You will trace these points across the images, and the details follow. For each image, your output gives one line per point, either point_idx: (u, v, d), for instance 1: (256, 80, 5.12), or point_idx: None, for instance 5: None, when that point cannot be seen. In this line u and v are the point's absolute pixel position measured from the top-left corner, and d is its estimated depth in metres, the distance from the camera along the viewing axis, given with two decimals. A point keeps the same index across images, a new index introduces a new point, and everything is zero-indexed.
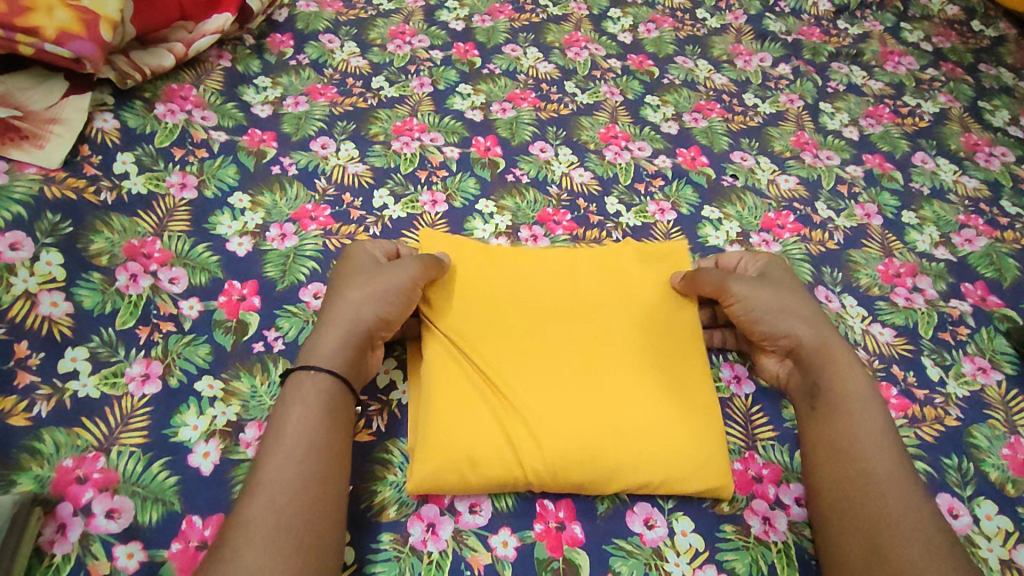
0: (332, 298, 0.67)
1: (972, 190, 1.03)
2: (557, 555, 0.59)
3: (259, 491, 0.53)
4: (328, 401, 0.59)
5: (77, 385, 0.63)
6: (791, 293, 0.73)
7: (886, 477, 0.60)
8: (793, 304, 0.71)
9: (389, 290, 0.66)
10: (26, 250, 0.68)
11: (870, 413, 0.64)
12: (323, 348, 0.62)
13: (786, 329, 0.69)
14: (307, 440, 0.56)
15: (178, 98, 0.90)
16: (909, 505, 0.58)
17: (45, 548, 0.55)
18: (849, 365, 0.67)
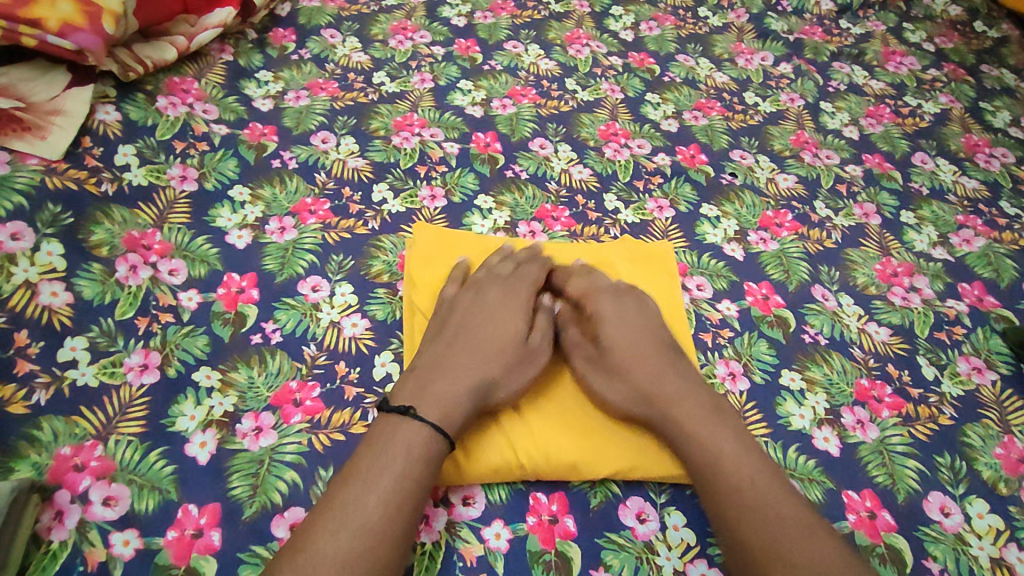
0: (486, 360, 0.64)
1: (972, 190, 1.03)
2: (549, 548, 0.60)
3: (355, 529, 0.51)
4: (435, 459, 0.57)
5: (76, 374, 0.63)
6: (637, 340, 0.68)
7: (773, 525, 0.55)
8: (636, 369, 0.66)
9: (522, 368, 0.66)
10: (27, 240, 0.69)
11: (739, 461, 0.59)
12: (462, 413, 0.60)
13: (630, 402, 0.64)
14: (411, 490, 0.54)
15: (179, 91, 0.90)
16: (802, 551, 0.53)
17: (43, 534, 0.55)
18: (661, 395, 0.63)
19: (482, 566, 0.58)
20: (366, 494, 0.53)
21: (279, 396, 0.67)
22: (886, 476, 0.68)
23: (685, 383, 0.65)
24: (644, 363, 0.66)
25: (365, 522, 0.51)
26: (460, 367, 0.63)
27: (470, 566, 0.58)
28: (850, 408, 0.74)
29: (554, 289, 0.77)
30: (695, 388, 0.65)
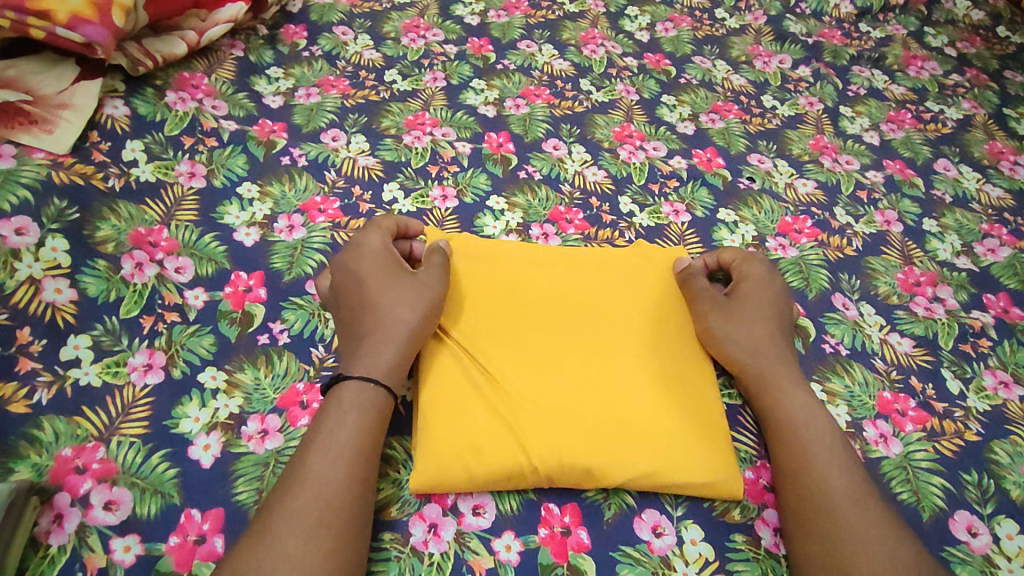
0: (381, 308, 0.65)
1: (996, 199, 1.00)
2: (562, 562, 0.58)
3: (300, 485, 0.54)
4: (369, 402, 0.60)
5: (78, 373, 0.62)
6: (761, 302, 0.73)
7: (841, 489, 0.60)
8: (755, 325, 0.71)
9: (424, 294, 0.66)
10: (31, 236, 0.68)
11: (821, 430, 0.64)
12: (391, 362, 0.63)
13: (744, 351, 0.70)
14: (349, 437, 0.58)
15: (189, 87, 0.89)
16: (859, 518, 0.58)
17: (41, 538, 0.54)
18: (792, 385, 0.68)
19: None
20: (306, 452, 0.57)
21: (286, 399, 0.65)
22: (910, 494, 0.66)
23: (784, 352, 0.71)
24: (762, 325, 0.72)
25: (310, 476, 0.55)
26: (374, 322, 0.65)
27: None
28: (872, 421, 0.71)
29: (546, 282, 0.73)
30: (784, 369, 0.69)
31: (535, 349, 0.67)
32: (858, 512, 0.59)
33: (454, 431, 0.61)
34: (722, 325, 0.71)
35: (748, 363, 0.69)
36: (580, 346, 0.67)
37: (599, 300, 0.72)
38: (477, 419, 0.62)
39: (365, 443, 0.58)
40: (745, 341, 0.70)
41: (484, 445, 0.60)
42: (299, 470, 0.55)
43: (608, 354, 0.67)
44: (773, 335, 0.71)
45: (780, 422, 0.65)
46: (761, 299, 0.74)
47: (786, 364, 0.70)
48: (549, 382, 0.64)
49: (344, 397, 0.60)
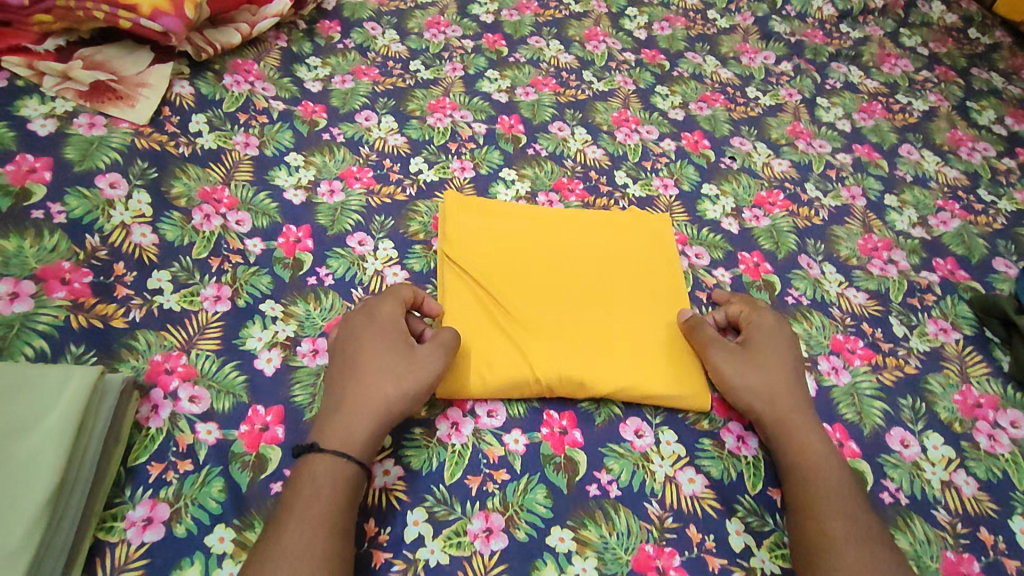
0: (364, 383, 0.68)
1: (952, 179, 1.12)
2: (559, 453, 0.72)
3: (279, 560, 0.56)
4: (342, 473, 0.62)
5: (162, 299, 0.76)
6: (777, 353, 0.78)
7: (844, 530, 0.65)
8: (769, 374, 0.76)
9: (413, 373, 0.69)
10: (122, 189, 0.82)
11: (834, 480, 0.69)
12: (365, 435, 0.65)
13: (760, 397, 0.74)
14: (360, 427, 0.65)
15: (243, 71, 1.02)
16: (859, 557, 0.64)
17: (142, 422, 0.67)
18: (807, 431, 0.72)
19: (503, 463, 0.71)
20: (281, 525, 0.59)
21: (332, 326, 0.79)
22: (854, 413, 0.80)
23: (800, 401, 0.75)
24: (778, 372, 0.76)
25: (287, 555, 0.57)
26: (356, 395, 0.67)
27: (493, 463, 0.71)
28: (826, 356, 0.84)
29: (550, 241, 0.87)
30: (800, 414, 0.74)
31: (540, 295, 0.81)
32: (858, 552, 0.64)
33: (473, 352, 0.75)
34: (739, 372, 0.76)
35: (763, 410, 0.74)
36: (575, 290, 0.82)
37: (593, 257, 0.86)
38: (492, 346, 0.76)
39: (338, 513, 0.60)
40: (761, 387, 0.75)
41: (498, 366, 0.74)
42: (275, 549, 0.57)
43: (598, 299, 0.82)
44: (791, 383, 0.76)
45: (796, 465, 0.70)
46: (775, 349, 0.78)
47: (805, 415, 0.74)
48: (551, 318, 0.79)
49: (316, 472, 0.62)
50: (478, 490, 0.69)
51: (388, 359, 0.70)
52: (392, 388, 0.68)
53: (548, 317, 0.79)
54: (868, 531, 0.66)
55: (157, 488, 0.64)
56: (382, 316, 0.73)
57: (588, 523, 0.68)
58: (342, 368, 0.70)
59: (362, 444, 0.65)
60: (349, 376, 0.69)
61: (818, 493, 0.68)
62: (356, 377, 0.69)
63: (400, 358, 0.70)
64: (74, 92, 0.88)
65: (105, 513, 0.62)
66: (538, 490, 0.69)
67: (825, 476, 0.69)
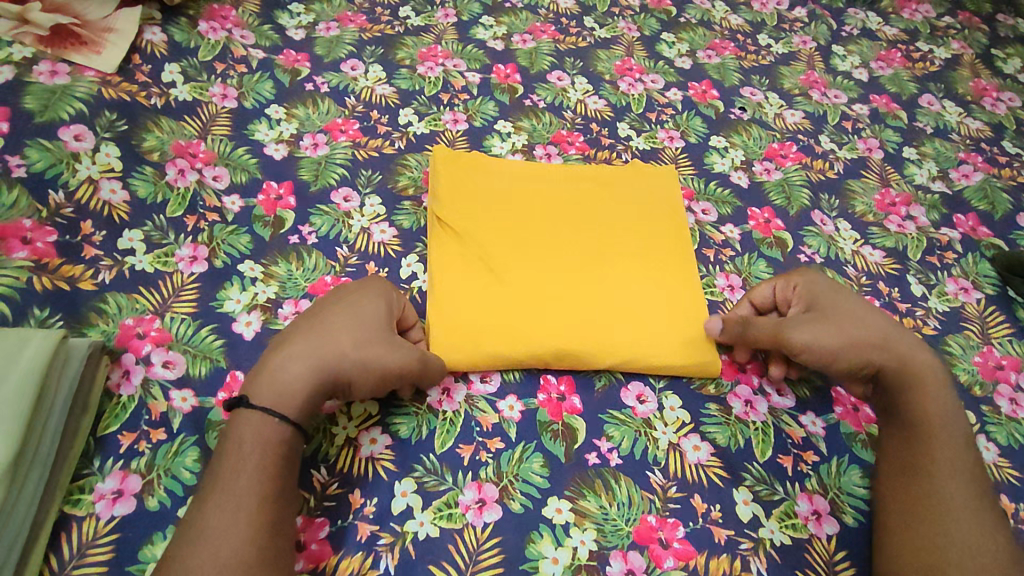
0: (315, 339, 0.62)
1: (975, 131, 1.06)
2: (557, 419, 0.68)
3: (197, 541, 0.52)
4: (272, 436, 0.57)
5: (134, 260, 0.71)
6: (853, 305, 0.70)
7: (956, 497, 0.61)
8: (857, 329, 0.68)
9: (370, 343, 0.62)
10: (88, 142, 0.77)
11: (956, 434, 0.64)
12: (297, 391, 0.59)
13: (874, 349, 0.67)
14: (296, 383, 0.59)
15: (219, 17, 0.96)
16: (971, 526, 0.59)
17: (112, 389, 0.63)
18: (933, 383, 0.66)
19: (497, 430, 0.67)
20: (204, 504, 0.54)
21: (316, 287, 0.74)
22: None
23: (908, 340, 0.68)
24: (868, 320, 0.69)
25: (208, 536, 0.52)
26: (306, 345, 0.61)
27: (486, 431, 0.67)
28: None
29: (542, 198, 0.82)
30: (921, 361, 0.67)
31: (536, 256, 0.77)
32: (971, 522, 0.60)
33: (464, 327, 0.71)
34: (839, 329, 0.68)
35: (886, 359, 0.67)
36: (569, 253, 0.77)
37: (588, 215, 0.81)
38: (486, 317, 0.71)
39: (270, 481, 0.55)
40: (868, 339, 0.68)
41: (493, 339, 0.70)
42: (196, 527, 0.52)
43: (592, 263, 0.77)
44: (887, 325, 0.69)
45: (913, 420, 0.65)
46: (847, 303, 0.70)
47: (926, 358, 0.67)
48: (544, 282, 0.75)
49: (243, 435, 0.57)
50: (471, 459, 0.65)
51: (357, 318, 0.64)
52: (349, 347, 0.61)
53: (541, 281, 0.75)
54: (975, 487, 0.62)
55: (128, 459, 0.60)
56: (371, 284, 0.68)
57: (587, 493, 0.64)
58: (310, 319, 0.64)
59: (293, 407, 0.58)
60: (314, 328, 0.63)
61: (931, 452, 0.63)
62: (314, 331, 0.62)
63: (374, 324, 0.64)
64: (33, 37, 0.83)
65: (72, 486, 0.58)
66: (535, 459, 0.65)
67: (949, 429, 0.64)
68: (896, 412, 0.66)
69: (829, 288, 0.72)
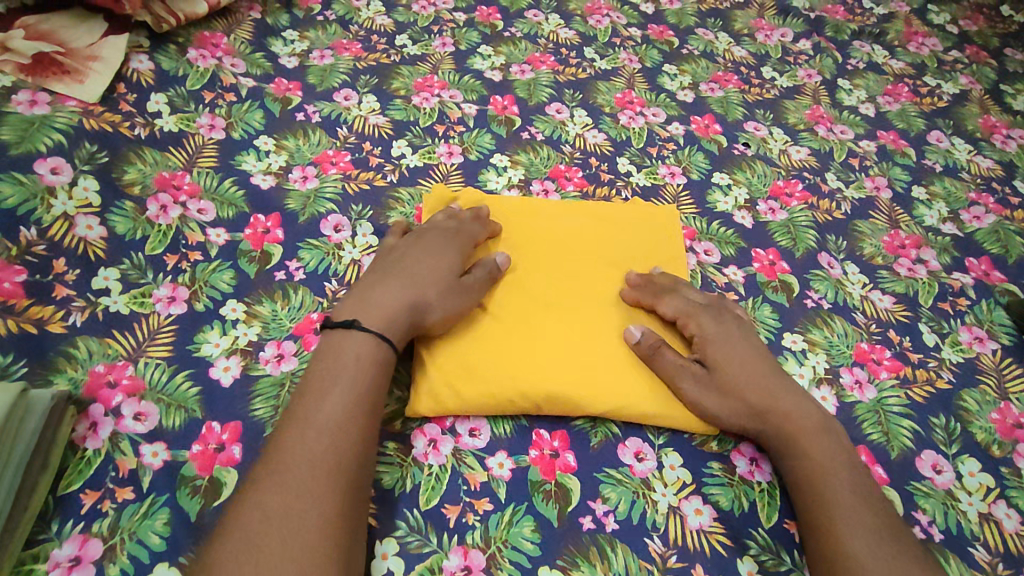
0: (396, 280, 0.68)
1: (986, 169, 1.03)
2: (549, 479, 0.64)
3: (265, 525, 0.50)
4: (330, 445, 0.55)
5: (108, 301, 0.68)
6: (745, 356, 0.69)
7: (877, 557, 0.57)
8: (739, 382, 0.67)
9: (457, 288, 0.69)
10: (65, 175, 0.73)
11: (849, 490, 0.61)
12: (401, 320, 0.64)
13: (748, 408, 0.66)
14: (397, 315, 0.64)
15: (210, 45, 0.93)
16: None
17: (77, 442, 0.59)
18: (815, 443, 0.64)
19: (485, 490, 0.63)
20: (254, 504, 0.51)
21: (301, 327, 0.70)
22: (881, 434, 0.71)
23: (795, 399, 0.67)
24: (754, 372, 0.68)
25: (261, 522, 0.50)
26: (397, 291, 0.66)
27: (474, 490, 0.63)
28: (849, 369, 0.76)
29: (535, 235, 0.79)
30: (803, 413, 0.66)
31: (528, 292, 0.73)
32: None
33: (450, 366, 0.67)
34: (715, 387, 0.67)
35: (759, 422, 0.66)
36: (563, 291, 0.74)
37: (583, 254, 0.78)
38: (475, 359, 0.68)
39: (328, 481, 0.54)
40: (746, 395, 0.66)
41: (481, 384, 0.66)
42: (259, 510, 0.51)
43: (590, 305, 0.73)
44: (773, 382, 0.68)
45: (804, 481, 0.63)
46: (741, 351, 0.69)
47: (806, 418, 0.66)
48: (533, 320, 0.71)
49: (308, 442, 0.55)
50: (457, 521, 0.61)
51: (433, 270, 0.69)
52: (434, 297, 0.67)
53: (529, 319, 0.71)
54: (888, 538, 0.58)
55: (89, 520, 0.56)
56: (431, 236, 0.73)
57: (580, 563, 0.60)
58: (389, 268, 0.69)
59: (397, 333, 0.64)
60: (396, 273, 0.68)
61: (831, 513, 0.60)
62: (399, 276, 0.68)
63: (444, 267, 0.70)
64: (14, 65, 0.80)
65: (25, 553, 0.54)
66: (525, 523, 0.61)
67: (841, 482, 0.62)
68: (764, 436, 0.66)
69: (719, 336, 0.70)
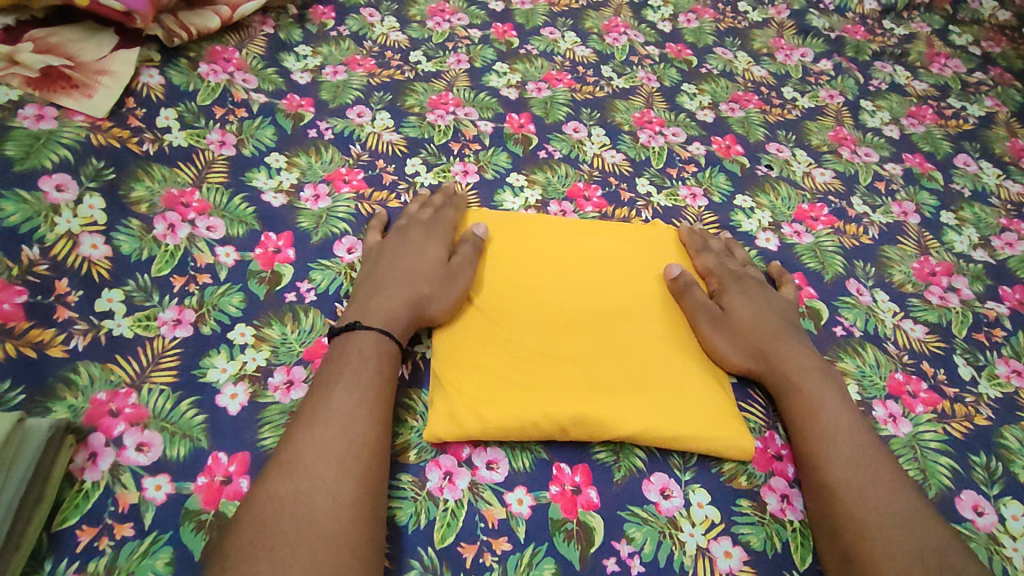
0: (387, 278, 0.70)
1: (1016, 195, 1.00)
2: (571, 517, 0.61)
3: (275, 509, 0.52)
4: (339, 431, 0.57)
5: (112, 324, 0.65)
6: (754, 309, 0.73)
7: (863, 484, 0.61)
8: (749, 330, 0.71)
9: (451, 275, 0.71)
10: (71, 192, 0.71)
11: (846, 427, 0.65)
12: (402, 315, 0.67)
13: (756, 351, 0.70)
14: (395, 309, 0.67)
15: (221, 60, 0.92)
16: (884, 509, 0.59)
17: (75, 474, 0.56)
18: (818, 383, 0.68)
19: (503, 528, 0.59)
20: (266, 493, 0.53)
21: (312, 352, 0.68)
22: (918, 471, 0.68)
23: (799, 348, 0.71)
24: (763, 323, 0.72)
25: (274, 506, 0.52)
26: (391, 290, 0.69)
27: (492, 528, 0.59)
28: (882, 402, 0.73)
29: (550, 256, 0.76)
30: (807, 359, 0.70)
31: (545, 313, 0.71)
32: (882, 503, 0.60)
33: (473, 387, 0.65)
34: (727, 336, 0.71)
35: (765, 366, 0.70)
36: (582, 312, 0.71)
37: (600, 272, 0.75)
38: (494, 384, 0.65)
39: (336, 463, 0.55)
40: (755, 340, 0.71)
41: (501, 411, 0.63)
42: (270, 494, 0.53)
43: (611, 327, 0.70)
44: (780, 332, 0.72)
45: (801, 418, 0.66)
46: (751, 305, 0.74)
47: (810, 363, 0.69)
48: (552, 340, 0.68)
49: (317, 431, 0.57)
50: (473, 562, 0.57)
51: (424, 262, 0.72)
52: (430, 288, 0.69)
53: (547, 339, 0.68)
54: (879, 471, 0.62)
55: (86, 559, 0.53)
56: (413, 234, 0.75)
57: None
58: (377, 270, 0.72)
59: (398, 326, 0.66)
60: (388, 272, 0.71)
61: (828, 445, 0.63)
62: (392, 277, 0.70)
63: (432, 262, 0.72)
64: (22, 79, 0.78)
65: None
66: (546, 565, 0.58)
67: (840, 420, 0.65)
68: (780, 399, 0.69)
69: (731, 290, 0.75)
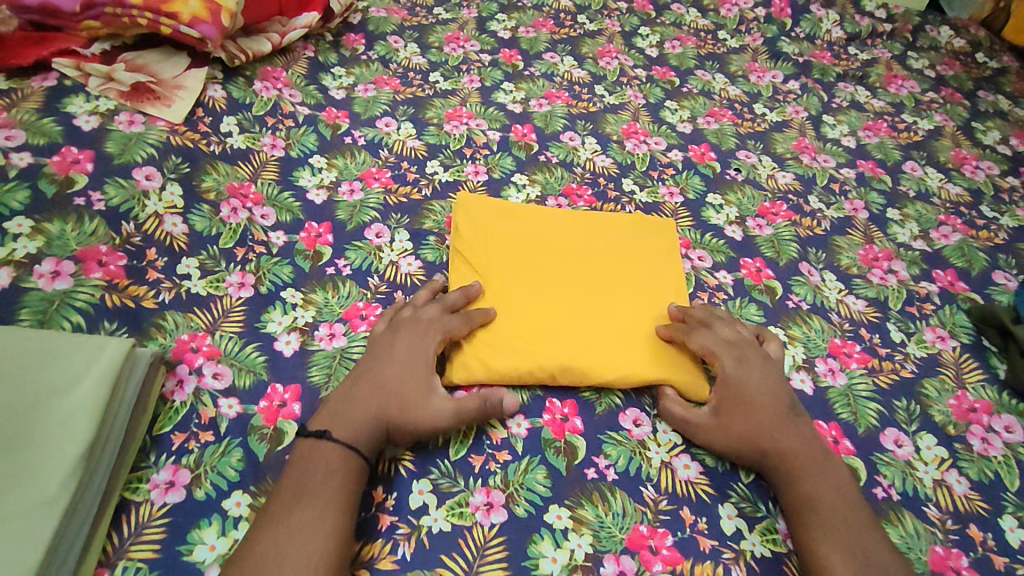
0: (366, 381, 0.72)
1: (955, 196, 1.15)
2: (560, 437, 0.75)
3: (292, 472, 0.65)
4: (353, 419, 0.69)
5: (190, 284, 0.81)
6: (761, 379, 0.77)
7: (835, 515, 0.68)
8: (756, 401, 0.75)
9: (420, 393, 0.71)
10: (156, 182, 0.88)
11: (829, 476, 0.71)
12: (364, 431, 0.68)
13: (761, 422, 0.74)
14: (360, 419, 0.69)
15: (271, 78, 1.09)
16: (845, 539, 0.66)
17: (167, 395, 0.72)
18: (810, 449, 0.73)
19: (505, 444, 0.74)
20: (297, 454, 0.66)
21: (350, 312, 0.83)
22: (849, 413, 0.82)
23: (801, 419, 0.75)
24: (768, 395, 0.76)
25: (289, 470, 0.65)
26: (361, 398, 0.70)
27: (496, 444, 0.74)
28: (823, 359, 0.87)
29: (549, 237, 0.91)
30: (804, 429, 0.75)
31: (542, 282, 0.86)
32: (846, 532, 0.67)
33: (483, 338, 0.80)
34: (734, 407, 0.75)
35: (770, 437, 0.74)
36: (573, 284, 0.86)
37: (589, 253, 0.91)
38: (500, 336, 0.80)
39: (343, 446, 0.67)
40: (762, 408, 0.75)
41: (506, 356, 0.78)
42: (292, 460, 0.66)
43: (596, 294, 0.86)
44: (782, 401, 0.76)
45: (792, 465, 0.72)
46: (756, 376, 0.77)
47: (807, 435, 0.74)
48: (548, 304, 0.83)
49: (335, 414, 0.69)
50: (481, 468, 0.72)
51: (401, 371, 0.73)
52: (397, 411, 0.70)
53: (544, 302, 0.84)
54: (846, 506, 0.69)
55: (179, 455, 0.68)
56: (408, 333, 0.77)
57: (585, 503, 0.70)
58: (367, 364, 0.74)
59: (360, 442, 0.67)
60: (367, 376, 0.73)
61: (809, 487, 0.70)
62: (369, 380, 0.72)
63: (412, 374, 0.73)
64: (117, 92, 0.95)
65: (132, 475, 0.66)
66: (539, 471, 0.72)
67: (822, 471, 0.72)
68: (765, 468, 0.73)
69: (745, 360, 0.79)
